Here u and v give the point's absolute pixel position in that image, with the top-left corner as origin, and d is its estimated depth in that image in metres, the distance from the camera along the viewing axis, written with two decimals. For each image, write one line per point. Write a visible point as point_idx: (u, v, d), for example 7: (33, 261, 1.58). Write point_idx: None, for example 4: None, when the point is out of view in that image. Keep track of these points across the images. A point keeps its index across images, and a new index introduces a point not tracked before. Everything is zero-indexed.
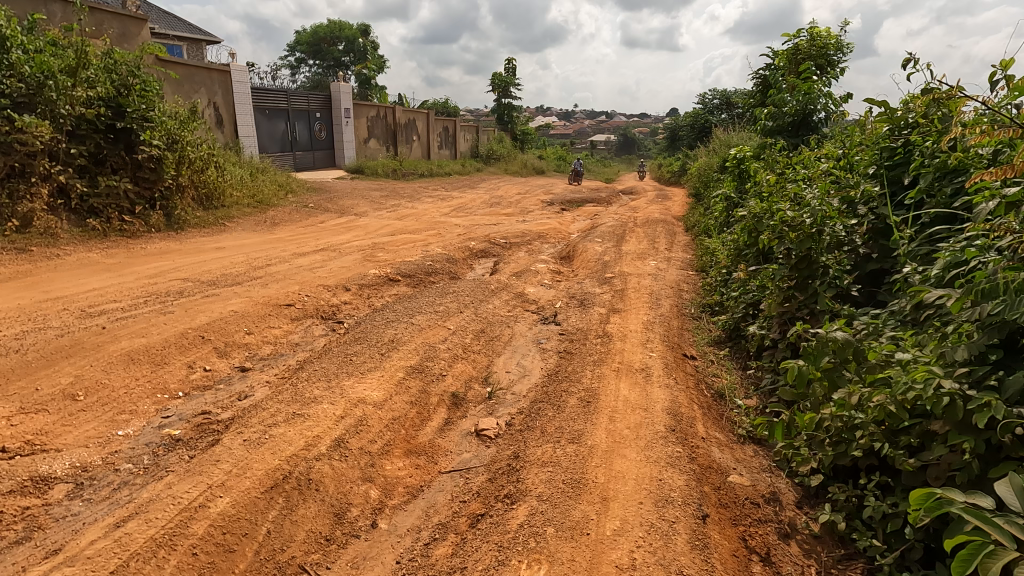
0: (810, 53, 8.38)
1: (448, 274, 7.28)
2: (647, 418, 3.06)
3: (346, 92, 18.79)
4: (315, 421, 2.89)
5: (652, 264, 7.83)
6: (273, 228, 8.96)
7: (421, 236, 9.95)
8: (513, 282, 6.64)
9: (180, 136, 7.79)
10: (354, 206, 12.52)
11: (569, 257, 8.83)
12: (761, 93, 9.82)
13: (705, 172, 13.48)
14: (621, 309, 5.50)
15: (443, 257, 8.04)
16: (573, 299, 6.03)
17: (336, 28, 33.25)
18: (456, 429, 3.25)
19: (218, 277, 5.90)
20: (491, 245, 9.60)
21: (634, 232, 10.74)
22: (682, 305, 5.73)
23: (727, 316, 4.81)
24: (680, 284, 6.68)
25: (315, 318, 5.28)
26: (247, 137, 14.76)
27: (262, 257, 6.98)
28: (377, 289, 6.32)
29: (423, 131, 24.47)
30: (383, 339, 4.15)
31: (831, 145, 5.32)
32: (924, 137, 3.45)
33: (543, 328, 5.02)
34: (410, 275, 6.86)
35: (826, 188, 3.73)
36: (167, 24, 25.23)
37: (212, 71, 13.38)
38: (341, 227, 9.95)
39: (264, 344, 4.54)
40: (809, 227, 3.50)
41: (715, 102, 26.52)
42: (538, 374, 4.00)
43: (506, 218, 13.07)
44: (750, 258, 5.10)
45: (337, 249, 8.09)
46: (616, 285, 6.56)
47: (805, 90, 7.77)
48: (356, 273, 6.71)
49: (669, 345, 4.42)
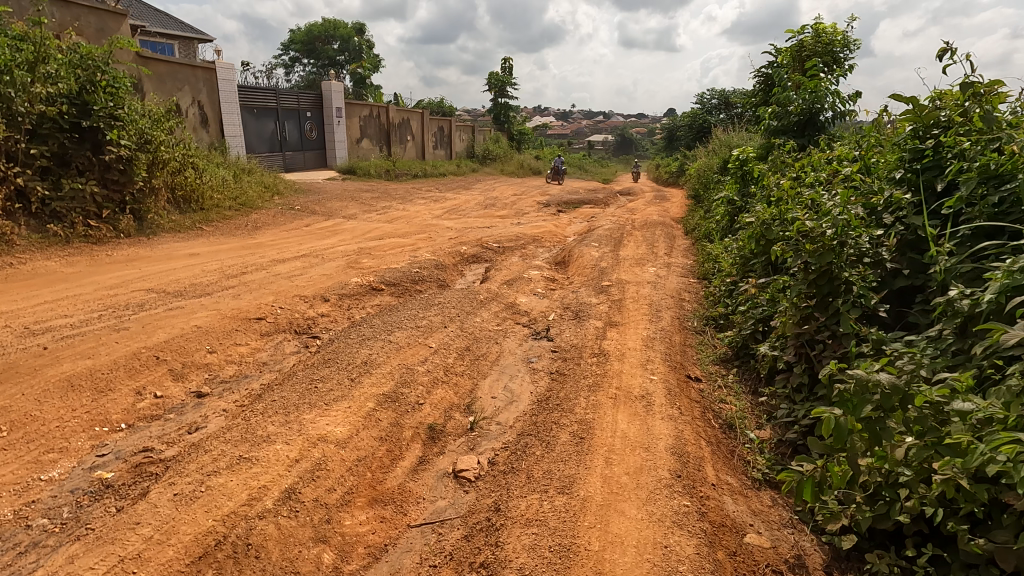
0: (816, 50, 8.01)
1: (436, 283, 6.89)
2: (649, 462, 2.67)
3: (338, 91, 18.39)
4: (264, 466, 2.49)
5: (652, 271, 7.45)
6: (255, 233, 8.56)
7: (410, 240, 9.55)
8: (504, 292, 6.25)
9: (152, 135, 7.38)
10: (342, 208, 12.12)
11: (564, 263, 8.45)
12: (764, 91, 9.45)
13: (705, 174, 13.09)
14: (619, 322, 5.11)
15: (432, 263, 7.65)
16: (568, 310, 5.64)
17: (330, 27, 32.82)
18: (431, 470, 2.85)
19: (186, 287, 5.50)
20: (483, 250, 9.21)
21: (632, 236, 10.36)
22: (683, 318, 5.35)
23: (735, 332, 4.43)
24: (681, 293, 6.29)
25: (288, 332, 4.88)
26: (234, 137, 14.34)
27: (238, 265, 6.57)
28: (358, 299, 5.92)
29: (417, 131, 24.07)
30: (357, 360, 3.75)
31: (847, 146, 4.92)
32: (960, 137, 3.07)
33: (535, 345, 4.63)
34: (395, 284, 6.46)
35: (847, 195, 3.36)
36: (157, 22, 24.82)
37: (196, 68, 12.95)
38: (327, 231, 9.55)
39: (227, 364, 4.14)
40: (831, 240, 3.10)
41: (713, 102, 26.16)
42: (527, 401, 3.61)
43: (500, 220, 12.68)
44: (759, 269, 4.71)
45: (320, 255, 7.69)
46: (614, 295, 6.17)
47: (811, 88, 7.40)
48: (337, 282, 6.31)
49: (671, 366, 4.04)
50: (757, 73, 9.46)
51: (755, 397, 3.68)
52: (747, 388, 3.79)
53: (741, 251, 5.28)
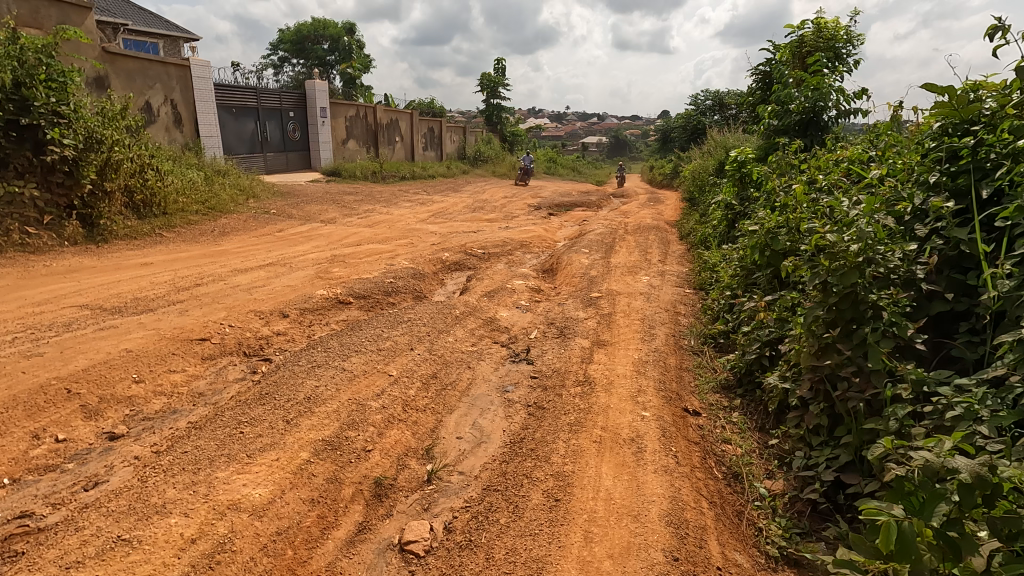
0: (817, 46, 7.57)
1: (412, 294, 6.34)
2: (639, 538, 2.20)
3: (322, 90, 17.86)
4: (148, 552, 1.97)
5: (645, 280, 6.93)
6: (221, 239, 7.99)
7: (389, 247, 9.00)
8: (483, 305, 5.72)
9: (103, 134, 6.86)
10: (321, 212, 11.55)
11: (552, 271, 7.94)
12: (761, 89, 9.00)
13: (700, 176, 12.61)
14: (609, 342, 4.58)
15: (409, 272, 7.12)
16: (552, 327, 5.12)
17: (319, 26, 32.19)
18: (373, 540, 2.30)
19: (126, 303, 4.94)
20: (467, 256, 8.67)
21: (625, 241, 9.86)
22: (679, 336, 4.83)
23: (738, 354, 3.93)
24: (677, 306, 5.78)
25: (234, 355, 4.32)
26: (210, 137, 13.75)
27: (193, 276, 6.02)
28: (321, 315, 5.37)
29: (406, 132, 23.51)
30: (300, 394, 3.20)
31: (862, 145, 4.42)
32: (1010, 133, 2.57)
33: (514, 370, 4.10)
34: (365, 297, 5.91)
35: (872, 202, 2.86)
36: (140, 20, 24.19)
37: (169, 65, 12.35)
38: (300, 237, 9.00)
39: (155, 396, 3.58)
40: (855, 256, 2.58)
41: (707, 103, 25.71)
42: (498, 442, 3.08)
43: (487, 224, 12.14)
44: (765, 284, 4.20)
45: (289, 264, 7.13)
46: (604, 309, 5.65)
47: (814, 85, 6.93)
48: (300, 294, 5.75)
49: (665, 397, 3.52)
50: (756, 71, 8.98)
51: (766, 434, 3.17)
52: (753, 425, 3.28)
53: (744, 261, 4.78)
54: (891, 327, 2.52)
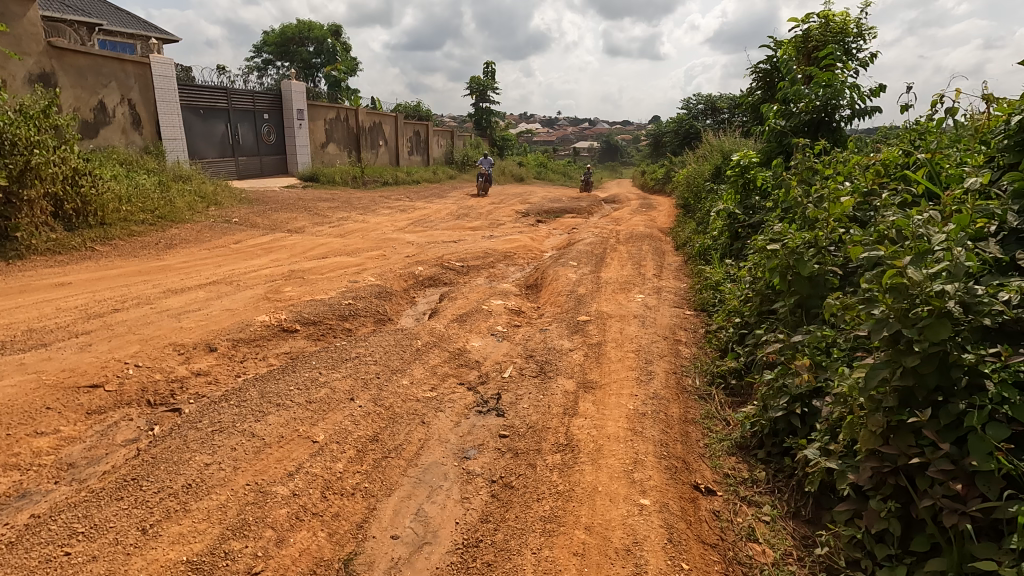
0: (824, 40, 6.91)
1: (372, 319, 5.50)
2: None
3: (299, 91, 17.07)
4: None
5: (640, 299, 6.14)
6: (165, 253, 7.12)
7: (357, 260, 8.16)
8: (452, 332, 4.89)
9: (15, 134, 6.14)
10: (290, 220, 10.70)
11: (536, 287, 7.15)
12: (763, 88, 8.32)
13: (696, 181, 11.87)
14: (598, 384, 3.78)
15: (373, 291, 6.29)
16: (531, 362, 4.33)
17: (303, 28, 31.19)
18: None
19: (13, 337, 4.10)
20: (443, 270, 7.85)
21: (617, 251, 9.08)
22: (681, 375, 4.04)
23: (756, 406, 3.15)
24: (676, 333, 4.99)
25: (133, 406, 3.47)
26: (173, 140, 12.85)
27: (113, 298, 5.17)
28: (258, 347, 4.52)
29: (390, 135, 22.68)
30: (180, 478, 2.36)
31: (903, 147, 3.68)
32: None
33: (480, 426, 3.28)
34: (315, 323, 5.07)
35: (956, 221, 2.09)
36: (116, 17, 23.24)
37: (126, 63, 11.48)
38: (260, 249, 8.15)
39: (2, 473, 2.72)
40: (943, 300, 1.81)
41: (699, 108, 25.10)
42: (445, 543, 2.29)
43: (470, 233, 11.33)
44: (787, 316, 3.45)
45: (236, 281, 6.29)
46: (593, 337, 4.85)
47: (826, 81, 6.22)
48: (238, 321, 4.91)
49: (670, 470, 2.73)
50: (757, 69, 8.28)
51: (805, 528, 2.40)
52: (786, 510, 2.51)
53: (758, 284, 4.02)
54: (1001, 406, 1.75)
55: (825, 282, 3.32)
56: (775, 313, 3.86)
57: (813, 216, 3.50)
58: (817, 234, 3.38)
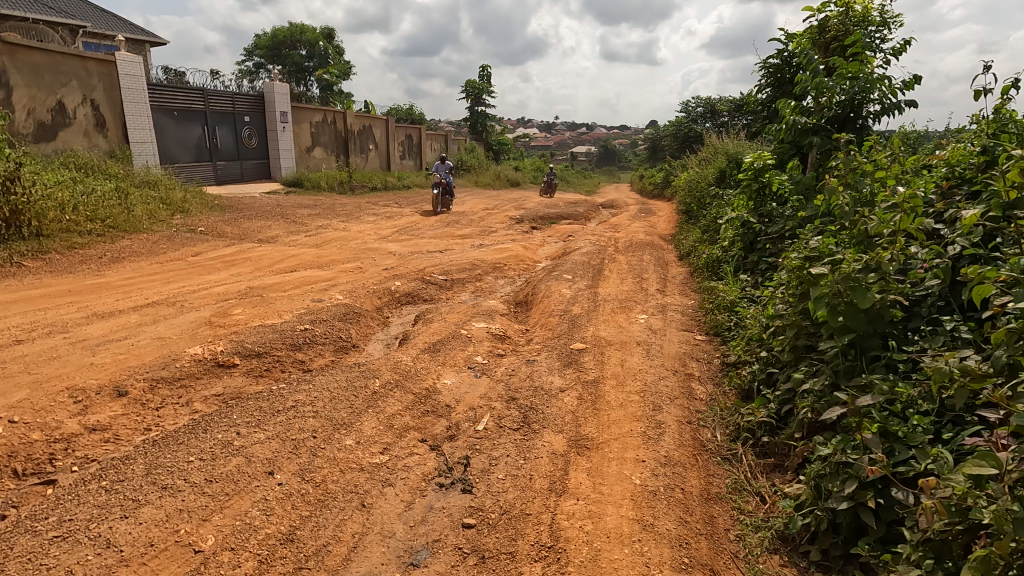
0: (846, 29, 6.18)
1: (331, 347, 4.70)
2: None
3: (282, 92, 16.33)
4: None
5: (643, 321, 5.35)
6: (107, 268, 6.34)
7: (329, 273, 7.37)
8: (420, 367, 4.09)
9: None
10: (263, 229, 9.91)
11: (525, 305, 6.37)
12: (773, 86, 7.59)
13: (699, 185, 11.07)
14: (594, 444, 2.99)
15: (340, 311, 5.50)
16: (513, 406, 3.53)
17: (295, 30, 30.36)
18: None
19: None
20: (424, 285, 7.06)
21: (615, 262, 8.30)
22: (698, 427, 3.26)
23: (804, 483, 2.39)
24: (687, 366, 4.20)
25: None
26: (142, 144, 12.07)
27: (19, 327, 4.39)
28: (182, 388, 3.73)
29: (380, 139, 21.90)
30: None
31: (977, 144, 2.95)
32: None
33: (438, 510, 2.47)
34: (259, 355, 4.26)
35: None
36: (102, 18, 22.60)
37: (88, 61, 10.72)
38: (222, 262, 7.37)
39: None
40: None
41: (699, 110, 24.37)
42: None
43: (459, 242, 10.56)
44: (837, 361, 2.68)
45: (181, 302, 5.50)
46: (589, 372, 4.05)
47: (852, 72, 5.45)
48: (164, 354, 4.12)
49: None
50: (767, 64, 7.53)
51: None
52: None
53: (790, 313, 3.26)
54: None
55: (887, 316, 2.58)
56: (815, 351, 3.08)
57: (875, 231, 2.75)
58: (877, 254, 2.64)
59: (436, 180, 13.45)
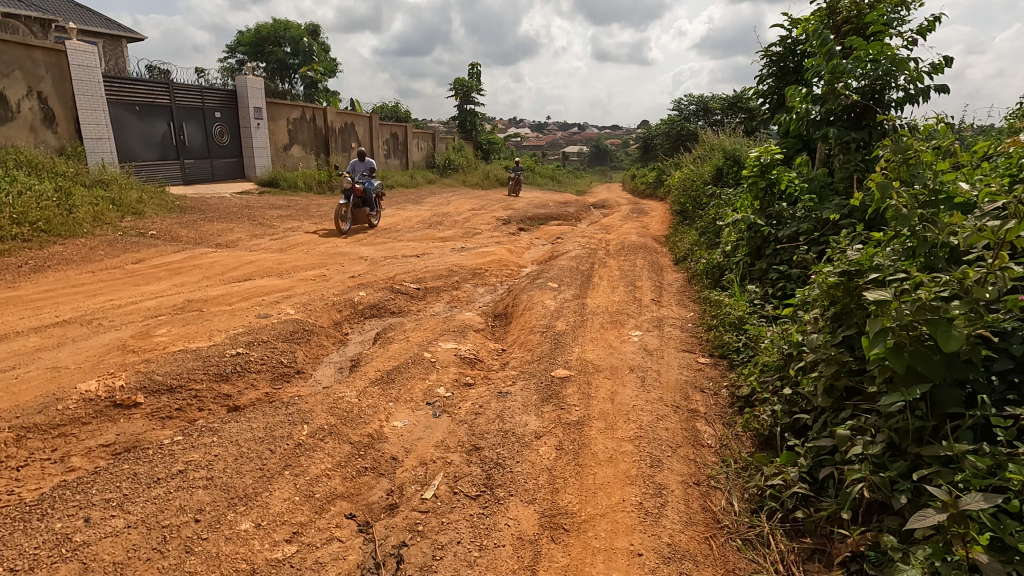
0: (860, 8, 5.49)
1: (267, 376, 3.93)
2: None
3: (256, 87, 15.45)
4: None
5: (637, 339, 4.62)
6: (26, 280, 5.52)
7: (288, 282, 6.58)
8: (366, 406, 3.33)
9: None
10: (224, 232, 9.11)
11: (503, 319, 5.62)
12: (776, 76, 6.85)
13: (695, 183, 10.37)
14: (575, 526, 2.25)
15: (287, 328, 4.72)
16: (474, 461, 2.78)
17: (278, 25, 29.43)
18: None
19: None
20: (393, 295, 6.29)
21: (606, 267, 7.57)
22: (709, 491, 2.54)
23: None
24: (690, 400, 3.48)
25: None
26: (98, 140, 11.21)
27: None
28: (60, 438, 2.95)
29: (364, 137, 21.09)
30: None
31: None
32: None
33: None
34: (171, 390, 3.48)
35: None
36: (75, 10, 21.63)
37: (33, 50, 9.86)
38: (167, 269, 6.57)
39: None
40: None
41: (692, 108, 23.75)
42: None
43: (438, 245, 9.80)
44: (903, 421, 1.96)
45: (98, 320, 4.69)
46: (572, 411, 3.30)
47: (873, 54, 4.75)
48: (48, 391, 3.33)
49: None
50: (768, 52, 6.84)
51: None
52: None
53: (822, 344, 2.56)
54: None
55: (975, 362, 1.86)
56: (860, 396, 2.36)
57: (963, 242, 2.03)
58: (963, 274, 1.93)
59: (345, 186, 10.34)
